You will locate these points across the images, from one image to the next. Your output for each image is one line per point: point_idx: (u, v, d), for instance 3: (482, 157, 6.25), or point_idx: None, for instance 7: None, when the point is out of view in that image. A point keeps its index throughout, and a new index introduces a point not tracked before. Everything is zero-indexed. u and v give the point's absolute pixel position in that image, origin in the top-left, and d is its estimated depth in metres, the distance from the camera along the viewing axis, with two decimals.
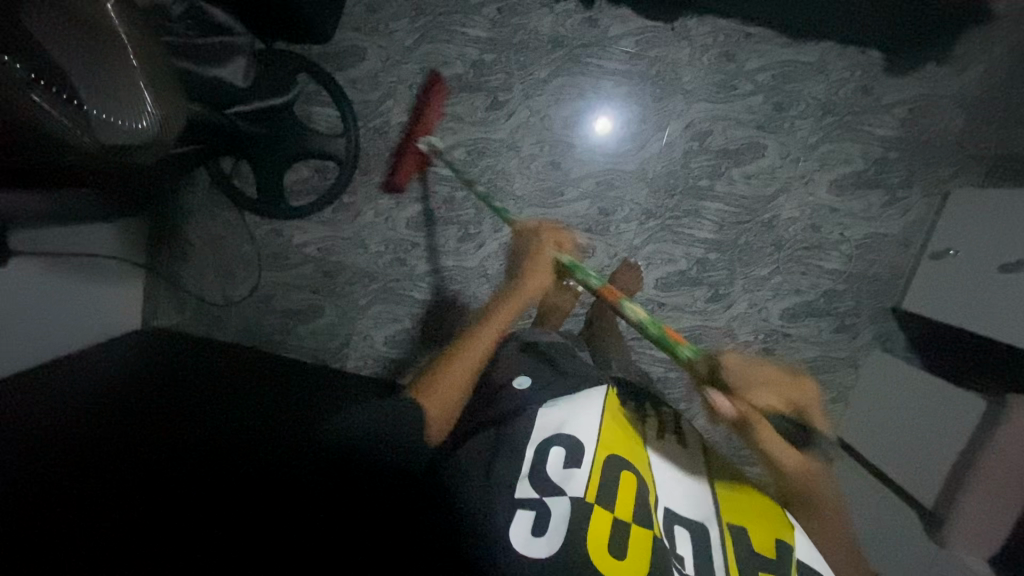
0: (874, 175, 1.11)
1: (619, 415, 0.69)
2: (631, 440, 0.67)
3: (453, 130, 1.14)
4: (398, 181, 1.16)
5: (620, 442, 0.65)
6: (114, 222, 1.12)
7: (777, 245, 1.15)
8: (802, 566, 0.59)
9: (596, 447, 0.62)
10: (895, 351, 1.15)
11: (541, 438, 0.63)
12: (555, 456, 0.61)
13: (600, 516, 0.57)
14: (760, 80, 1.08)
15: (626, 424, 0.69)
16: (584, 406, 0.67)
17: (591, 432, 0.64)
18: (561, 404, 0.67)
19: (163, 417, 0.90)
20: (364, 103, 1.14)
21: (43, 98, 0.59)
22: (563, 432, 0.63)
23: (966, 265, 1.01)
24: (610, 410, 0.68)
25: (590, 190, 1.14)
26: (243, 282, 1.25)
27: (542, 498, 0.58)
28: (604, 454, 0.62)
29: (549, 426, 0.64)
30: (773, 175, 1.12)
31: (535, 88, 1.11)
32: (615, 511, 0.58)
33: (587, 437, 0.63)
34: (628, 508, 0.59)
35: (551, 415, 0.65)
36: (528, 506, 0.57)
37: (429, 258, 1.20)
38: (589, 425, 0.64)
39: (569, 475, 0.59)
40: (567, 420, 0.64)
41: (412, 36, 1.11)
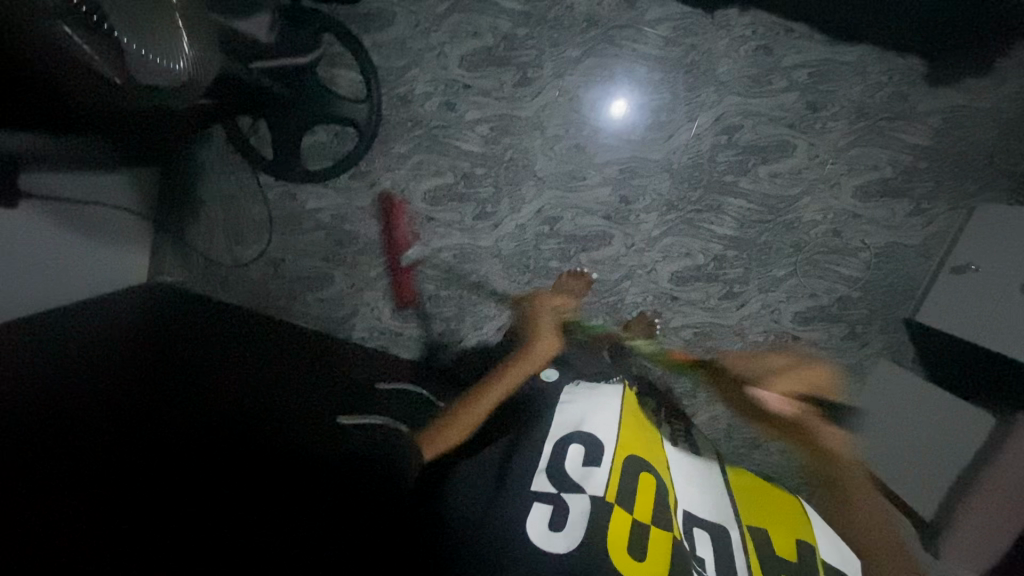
0: (900, 184, 1.09)
1: (634, 420, 0.79)
2: (644, 445, 0.77)
3: (478, 104, 1.11)
4: (418, 154, 1.14)
5: (635, 445, 0.75)
6: (123, 173, 1.08)
7: (796, 246, 1.13)
8: (823, 563, 0.70)
9: (613, 447, 0.73)
10: (904, 362, 1.15)
11: (563, 437, 0.73)
12: (575, 453, 0.71)
13: (619, 514, 0.65)
14: (796, 77, 1.06)
15: (639, 428, 0.79)
16: (600, 408, 0.77)
17: (608, 432, 0.74)
18: (578, 404, 0.77)
19: (180, 378, 0.90)
20: (390, 70, 1.11)
21: (77, 27, 0.57)
22: (582, 431, 0.74)
23: (986, 280, 0.99)
24: (624, 414, 0.78)
25: (613, 176, 1.12)
26: (252, 244, 1.22)
27: (560, 494, 0.66)
28: (621, 457, 0.72)
29: (569, 425, 0.74)
30: (800, 177, 1.10)
31: (565, 67, 1.08)
32: (634, 511, 0.67)
33: (604, 437, 0.73)
34: (646, 509, 0.68)
35: (570, 415, 0.76)
36: (546, 501, 0.65)
37: (444, 234, 1.18)
38: (605, 425, 0.75)
39: (589, 472, 0.69)
40: (585, 419, 0.75)
41: (444, 3, 1.08)
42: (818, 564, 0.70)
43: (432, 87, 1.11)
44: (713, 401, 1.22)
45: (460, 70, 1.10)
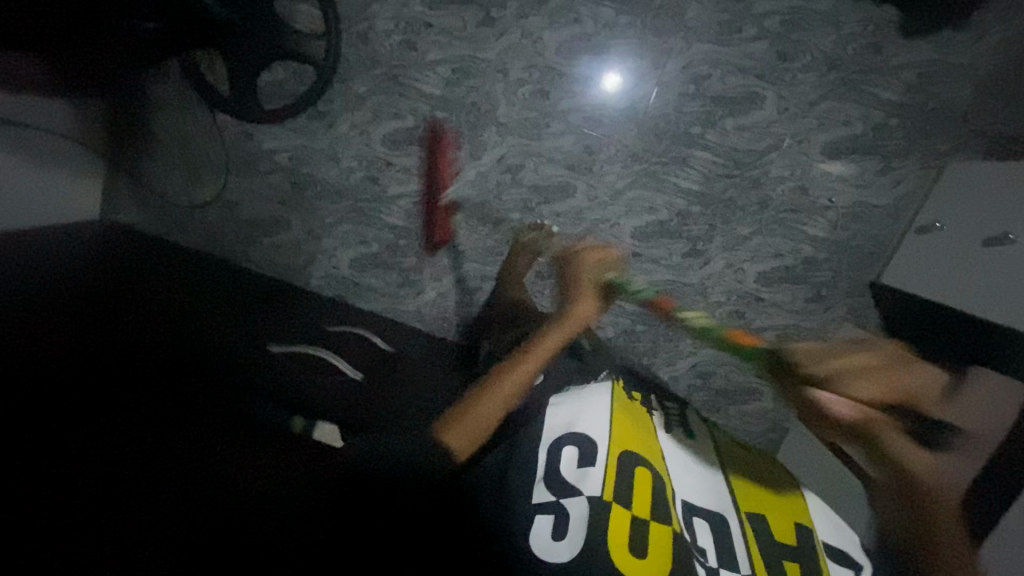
0: (870, 141, 1.06)
1: (625, 410, 0.70)
2: (639, 434, 0.68)
3: (440, 44, 1.08)
4: (378, 94, 1.11)
5: (629, 436, 0.66)
6: (66, 99, 1.05)
7: (762, 204, 1.11)
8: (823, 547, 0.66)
9: (608, 442, 0.63)
10: (868, 328, 1.13)
11: (553, 438, 0.63)
12: (568, 454, 0.62)
13: (619, 515, 0.58)
14: (767, 25, 1.03)
15: (634, 418, 0.70)
16: (594, 404, 0.68)
17: (602, 429, 0.65)
18: (570, 401, 0.68)
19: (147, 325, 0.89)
20: (349, 6, 1.07)
21: None
22: (575, 431, 0.64)
23: (951, 238, 0.97)
24: (616, 407, 0.69)
25: (577, 125, 1.10)
26: (208, 186, 1.19)
27: (557, 500, 0.58)
28: (617, 450, 0.63)
29: (559, 425, 0.65)
30: (768, 130, 1.07)
31: (530, 8, 1.05)
32: (634, 507, 0.59)
33: (598, 434, 0.64)
34: (645, 506, 0.60)
35: (560, 414, 0.66)
36: (548, 511, 0.57)
37: (403, 180, 1.15)
38: (600, 421, 0.65)
39: (586, 474, 0.60)
40: (577, 418, 0.65)
41: None
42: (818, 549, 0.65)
43: (392, 25, 1.08)
44: (674, 360, 1.21)
45: (423, 8, 1.06)
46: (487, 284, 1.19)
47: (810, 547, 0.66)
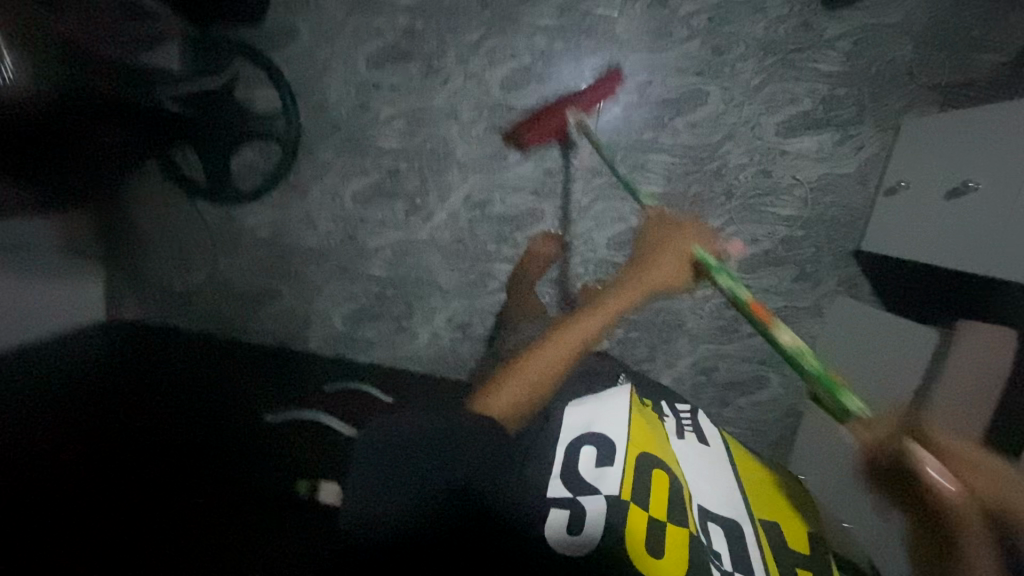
0: (822, 114, 1.07)
1: (645, 415, 0.68)
2: (655, 438, 0.65)
3: (392, 100, 1.13)
4: (343, 156, 1.17)
5: (647, 439, 0.62)
6: (53, 215, 1.09)
7: (727, 194, 1.12)
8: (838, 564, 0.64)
9: (625, 445, 0.59)
10: (861, 296, 1.12)
11: (572, 439, 0.59)
12: (587, 454, 0.58)
13: (636, 514, 0.53)
14: (695, 25, 1.06)
15: (648, 422, 0.67)
16: (611, 407, 0.64)
17: (621, 430, 0.61)
18: (589, 403, 0.64)
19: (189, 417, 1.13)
20: (301, 81, 1.14)
21: None
22: (592, 430, 0.60)
23: (917, 194, 0.96)
24: (636, 404, 0.66)
25: (533, 151, 1.13)
26: (201, 270, 1.25)
27: (574, 496, 0.53)
28: (635, 452, 0.59)
29: (577, 424, 0.61)
30: (719, 123, 1.09)
31: (468, 52, 1.10)
32: (651, 508, 0.55)
33: (617, 435, 0.60)
34: (661, 507, 0.56)
35: (578, 414, 0.63)
36: (561, 505, 0.52)
37: (380, 233, 1.20)
38: (619, 422, 0.62)
39: (602, 473, 0.56)
40: (595, 419, 0.62)
41: (342, 9, 1.10)
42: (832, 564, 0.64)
43: (345, 91, 1.14)
44: (674, 360, 1.21)
45: (370, 71, 1.12)
46: (477, 318, 1.21)
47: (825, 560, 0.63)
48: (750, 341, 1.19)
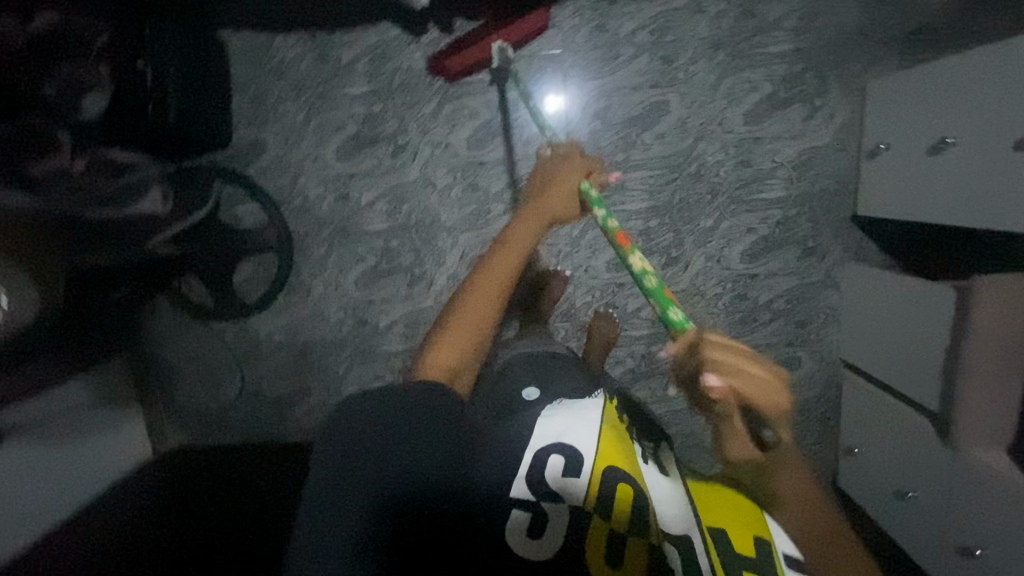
0: (786, 94, 1.08)
1: (615, 429, 0.74)
2: (624, 453, 0.71)
3: (369, 185, 1.16)
4: (337, 247, 1.19)
5: (616, 453, 0.69)
6: (84, 374, 1.12)
7: (713, 191, 1.12)
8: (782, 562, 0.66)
9: (594, 457, 0.67)
10: (868, 258, 1.13)
11: (543, 446, 0.67)
12: (555, 464, 0.65)
13: (597, 526, 0.61)
14: (639, 41, 1.07)
15: (620, 438, 0.73)
16: (584, 420, 0.72)
17: (591, 445, 0.68)
18: (562, 416, 0.71)
19: None
20: (279, 188, 1.17)
21: None
22: (563, 441, 0.68)
23: (900, 153, 0.96)
24: (606, 424, 0.73)
25: (514, 198, 1.15)
26: (229, 386, 1.27)
27: (539, 502, 0.61)
28: (603, 464, 0.67)
29: (549, 434, 0.68)
30: (686, 127, 1.10)
31: (429, 122, 1.12)
32: (611, 518, 0.62)
33: (586, 448, 0.68)
34: (622, 517, 0.63)
35: (551, 425, 0.70)
36: (524, 506, 0.60)
37: (389, 311, 1.22)
38: (587, 438, 0.69)
39: (569, 483, 0.64)
40: (567, 430, 0.69)
41: (301, 112, 1.13)
42: (777, 564, 0.65)
43: (323, 187, 1.17)
44: None
45: (341, 163, 1.15)
46: None
47: (769, 555, 0.66)
48: (772, 327, 1.18)
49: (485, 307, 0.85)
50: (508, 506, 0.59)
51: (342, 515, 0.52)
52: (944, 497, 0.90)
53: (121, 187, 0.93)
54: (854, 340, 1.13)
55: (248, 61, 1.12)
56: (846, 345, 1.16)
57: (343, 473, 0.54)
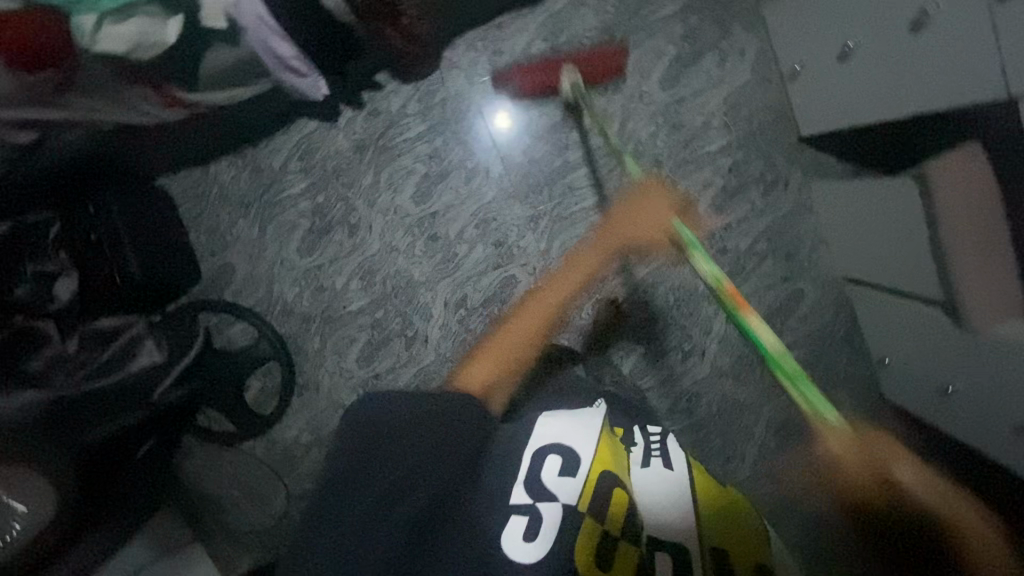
0: (691, 50, 1.09)
1: (611, 437, 0.77)
2: (618, 460, 0.75)
3: (338, 269, 1.19)
4: (329, 336, 1.22)
5: (611, 458, 0.73)
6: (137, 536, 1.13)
7: (657, 162, 1.12)
8: None
9: (592, 458, 0.70)
10: (830, 172, 1.12)
11: (542, 447, 0.70)
12: (552, 462, 0.68)
13: (591, 527, 0.63)
14: (537, 52, 1.10)
15: (614, 445, 0.77)
16: (581, 422, 0.75)
17: (588, 448, 0.71)
18: (559, 418, 0.74)
19: None
20: (258, 301, 1.20)
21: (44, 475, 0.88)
22: (561, 443, 0.71)
23: (816, 66, 0.95)
24: (604, 429, 0.76)
25: (475, 234, 1.17)
26: (275, 498, 1.28)
27: (535, 504, 0.64)
28: (599, 467, 0.70)
29: (547, 435, 0.71)
30: (610, 113, 1.11)
31: (372, 193, 1.16)
32: (606, 523, 0.65)
33: (585, 451, 0.71)
34: (617, 522, 0.65)
35: (550, 426, 0.72)
36: (522, 512, 0.63)
37: (397, 378, 1.23)
38: (585, 441, 0.72)
39: (564, 482, 0.66)
40: (566, 432, 0.72)
41: (254, 227, 1.18)
42: None
43: (297, 286, 1.20)
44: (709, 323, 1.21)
45: (305, 259, 1.19)
46: None
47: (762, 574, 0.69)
48: (764, 268, 1.17)
49: (537, 315, 0.94)
50: (506, 513, 0.63)
51: (361, 490, 0.67)
52: (984, 382, 0.87)
53: (117, 351, 1.01)
54: (844, 253, 1.12)
55: (192, 197, 1.17)
56: (841, 261, 1.14)
57: (363, 462, 0.70)
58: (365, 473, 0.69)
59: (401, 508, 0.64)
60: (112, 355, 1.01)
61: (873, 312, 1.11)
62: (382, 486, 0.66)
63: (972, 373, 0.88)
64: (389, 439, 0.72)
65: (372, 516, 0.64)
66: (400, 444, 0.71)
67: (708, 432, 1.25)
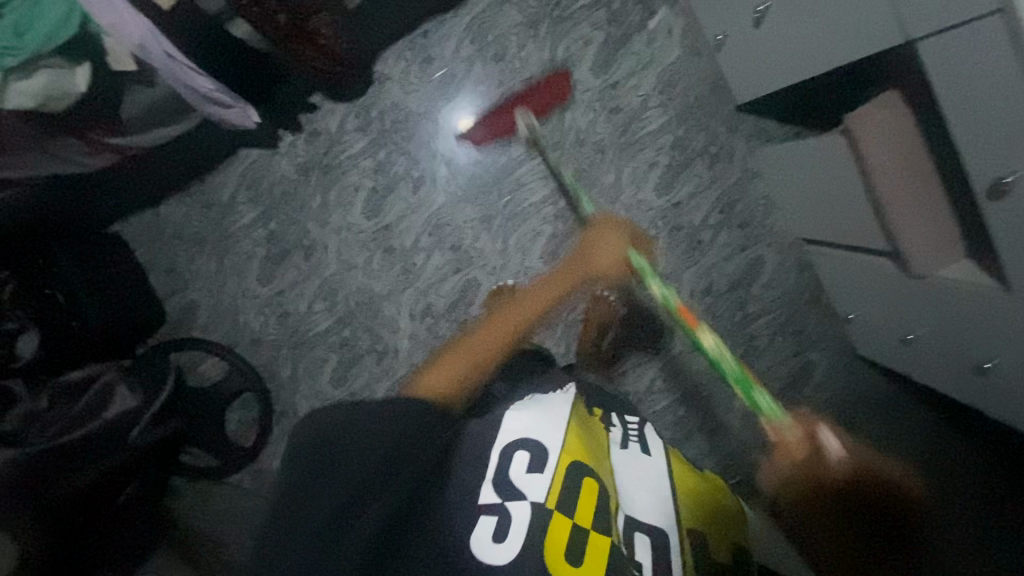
0: (618, 34, 1.10)
1: (585, 424, 0.71)
2: (593, 449, 0.68)
3: (300, 292, 1.19)
4: (299, 360, 1.22)
5: (584, 448, 0.66)
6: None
7: (601, 148, 1.13)
8: None
9: (561, 452, 0.64)
10: (773, 136, 1.12)
11: (507, 443, 0.63)
12: (519, 458, 0.62)
13: (560, 523, 0.59)
14: (466, 54, 1.11)
15: (588, 432, 0.70)
16: (552, 413, 0.68)
17: (558, 440, 0.65)
18: (529, 408, 0.67)
19: None
20: (225, 334, 1.20)
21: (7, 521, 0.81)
22: (528, 437, 0.64)
23: (735, 33, 0.96)
24: (576, 417, 0.70)
25: (430, 241, 1.17)
26: None
27: (502, 503, 0.59)
28: (569, 460, 0.63)
29: (516, 429, 0.64)
30: (547, 105, 1.12)
31: (323, 213, 1.16)
32: (576, 516, 0.60)
33: (553, 443, 0.64)
34: (588, 516, 0.60)
35: (519, 418, 0.65)
36: (490, 511, 0.58)
37: (372, 393, 1.22)
38: (555, 434, 0.65)
39: (532, 478, 0.61)
40: (536, 424, 0.65)
41: (211, 261, 1.18)
42: None
43: (262, 314, 1.20)
44: None
45: (266, 287, 1.19)
46: None
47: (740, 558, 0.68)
48: (721, 240, 1.17)
49: (509, 323, 0.77)
50: (467, 515, 0.57)
51: (315, 509, 0.55)
52: (940, 327, 0.86)
53: (89, 400, 1.01)
54: (797, 216, 1.12)
55: (147, 241, 1.18)
56: (796, 224, 1.14)
57: (325, 465, 0.58)
58: (322, 481, 0.56)
59: (363, 520, 0.53)
60: (83, 405, 1.01)
61: (833, 271, 1.10)
62: (337, 496, 0.55)
63: (931, 318, 0.87)
64: (344, 447, 0.59)
65: (325, 535, 0.53)
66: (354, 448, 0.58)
67: (688, 409, 1.25)
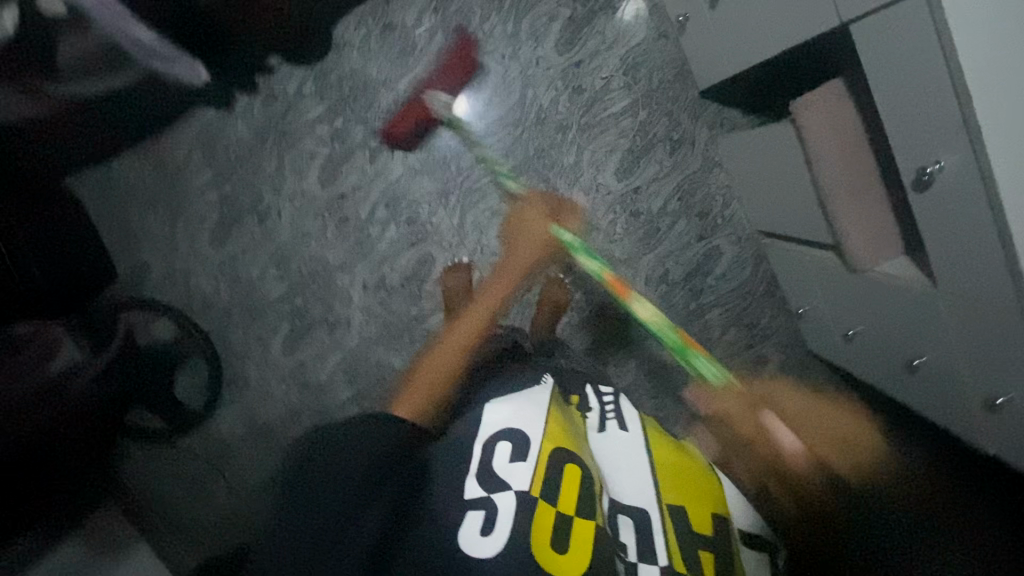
0: (582, 12, 1.09)
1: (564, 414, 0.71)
2: (575, 438, 0.68)
3: (253, 258, 1.18)
4: (251, 326, 1.21)
5: (566, 436, 0.66)
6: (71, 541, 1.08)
7: (562, 127, 1.11)
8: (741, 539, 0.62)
9: (541, 438, 0.63)
10: (734, 124, 1.11)
11: (489, 432, 0.63)
12: (501, 448, 0.62)
13: (544, 512, 0.57)
14: (428, 24, 1.09)
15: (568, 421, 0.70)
16: (528, 402, 0.68)
17: (539, 428, 0.64)
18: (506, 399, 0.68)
19: None
20: (176, 296, 1.19)
21: None
22: (511, 425, 0.64)
23: (693, 13, 0.94)
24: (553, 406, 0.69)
25: (386, 213, 1.16)
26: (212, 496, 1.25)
27: (489, 495, 0.57)
28: (551, 447, 0.63)
29: (497, 420, 0.65)
30: (508, 82, 1.11)
31: (279, 179, 1.15)
32: (559, 503, 0.58)
33: (536, 432, 0.64)
34: (570, 502, 0.59)
35: (500, 410, 0.66)
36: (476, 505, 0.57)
37: (323, 363, 1.21)
38: (536, 422, 0.65)
39: (513, 467, 0.60)
40: (517, 413, 0.66)
41: (165, 222, 1.17)
42: (735, 543, 0.62)
43: (214, 278, 1.19)
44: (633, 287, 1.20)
45: (219, 250, 1.18)
46: None
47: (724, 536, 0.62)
48: (678, 228, 1.16)
49: (460, 341, 0.81)
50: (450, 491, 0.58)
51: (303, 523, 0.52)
52: (881, 320, 0.85)
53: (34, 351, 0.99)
54: (755, 207, 1.11)
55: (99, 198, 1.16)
56: (754, 215, 1.13)
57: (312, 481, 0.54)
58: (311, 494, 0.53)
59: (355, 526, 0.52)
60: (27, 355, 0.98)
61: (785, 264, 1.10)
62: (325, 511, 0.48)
63: (872, 311, 0.86)
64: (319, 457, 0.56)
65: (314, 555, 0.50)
66: (334, 475, 0.54)
67: None
